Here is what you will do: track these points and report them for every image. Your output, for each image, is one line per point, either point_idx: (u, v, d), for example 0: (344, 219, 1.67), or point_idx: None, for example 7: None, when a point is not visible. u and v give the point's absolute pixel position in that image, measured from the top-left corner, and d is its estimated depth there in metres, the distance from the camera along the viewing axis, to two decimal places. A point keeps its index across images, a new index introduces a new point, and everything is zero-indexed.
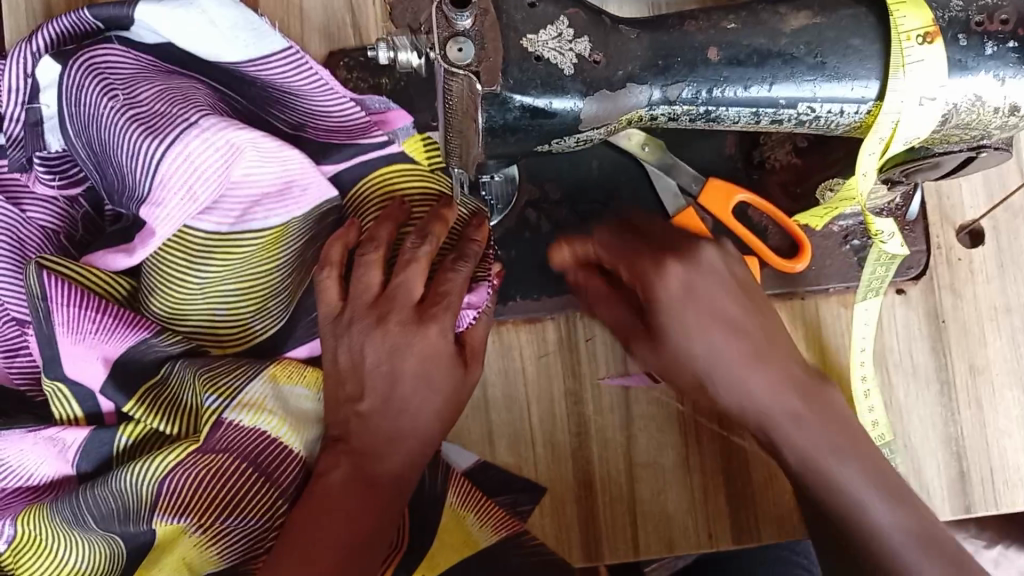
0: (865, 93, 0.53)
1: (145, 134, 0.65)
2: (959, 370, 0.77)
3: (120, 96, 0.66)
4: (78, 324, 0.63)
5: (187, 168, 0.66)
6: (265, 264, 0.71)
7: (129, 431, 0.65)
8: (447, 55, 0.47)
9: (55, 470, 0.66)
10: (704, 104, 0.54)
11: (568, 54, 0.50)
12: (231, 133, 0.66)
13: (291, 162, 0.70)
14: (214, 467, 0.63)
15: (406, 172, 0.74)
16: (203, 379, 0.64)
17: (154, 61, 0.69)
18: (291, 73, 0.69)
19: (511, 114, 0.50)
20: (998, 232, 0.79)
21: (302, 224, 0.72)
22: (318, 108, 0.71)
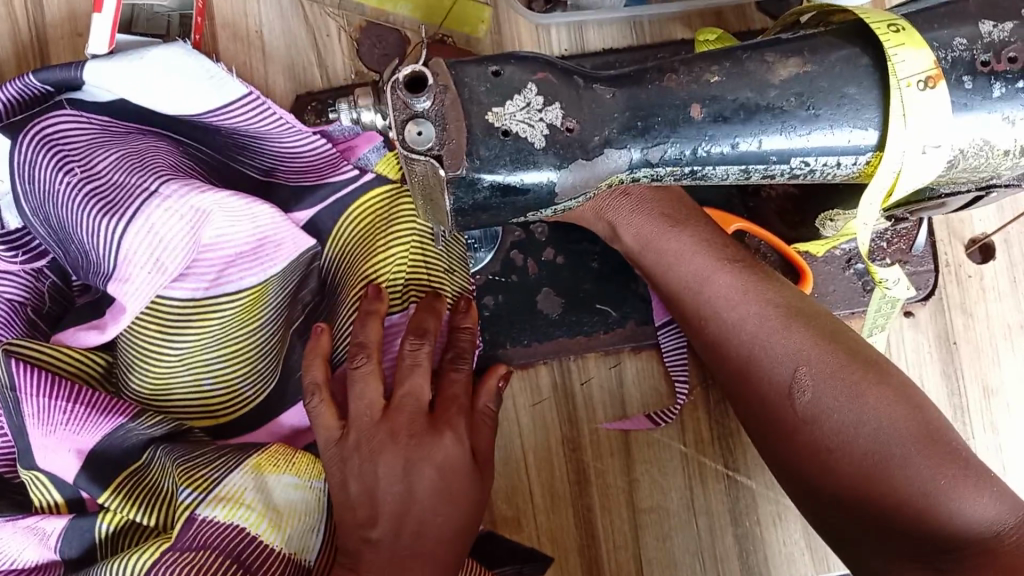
0: (862, 144, 0.49)
1: (105, 211, 0.61)
2: (973, 394, 0.74)
3: (77, 170, 0.61)
4: (49, 414, 0.63)
5: (152, 241, 0.62)
6: (245, 327, 0.68)
7: (108, 518, 0.65)
8: (405, 139, 0.44)
9: (39, 556, 0.65)
10: (689, 164, 0.50)
11: (538, 125, 0.46)
12: (196, 197, 0.62)
13: (262, 217, 0.65)
14: (197, 565, 0.61)
15: (386, 196, 0.70)
16: (180, 472, 0.64)
17: (108, 121, 0.63)
18: (253, 119, 0.64)
19: (481, 194, 0.47)
20: (1009, 246, 0.75)
21: (280, 280, 0.69)
22: (285, 150, 0.67)
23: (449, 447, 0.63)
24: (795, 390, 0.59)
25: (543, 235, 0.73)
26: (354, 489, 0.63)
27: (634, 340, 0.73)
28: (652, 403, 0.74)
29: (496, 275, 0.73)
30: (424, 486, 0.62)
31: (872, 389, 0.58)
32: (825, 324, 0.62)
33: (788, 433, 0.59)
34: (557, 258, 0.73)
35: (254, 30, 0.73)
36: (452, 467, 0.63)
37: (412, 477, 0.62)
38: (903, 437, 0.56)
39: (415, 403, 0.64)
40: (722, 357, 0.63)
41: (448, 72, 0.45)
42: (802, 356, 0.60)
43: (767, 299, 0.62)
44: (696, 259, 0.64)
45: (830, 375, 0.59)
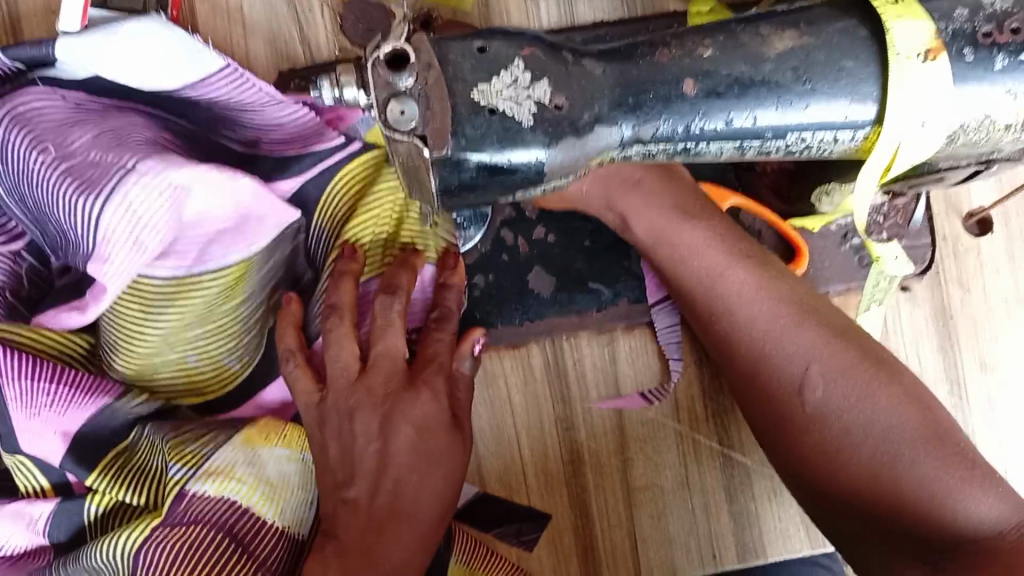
0: (860, 119, 0.47)
1: (81, 189, 0.60)
2: (969, 368, 0.73)
3: (51, 148, 0.60)
4: (33, 397, 0.61)
5: (132, 220, 0.60)
6: (230, 304, 0.66)
7: (96, 500, 0.64)
8: (386, 119, 0.42)
9: (29, 541, 0.64)
10: (682, 141, 0.48)
11: (526, 103, 0.45)
12: (173, 173, 0.60)
13: (243, 192, 0.62)
14: (189, 540, 0.61)
15: (369, 161, 0.68)
16: (169, 448, 0.63)
17: (81, 98, 0.63)
18: (234, 91, 0.63)
19: (467, 175, 0.45)
20: (1007, 219, 0.74)
21: (265, 254, 0.66)
22: (268, 121, 0.65)
23: (424, 406, 0.63)
24: (806, 387, 0.59)
25: (533, 212, 0.72)
26: (343, 468, 0.63)
27: (626, 318, 0.72)
28: (646, 380, 0.73)
29: (486, 253, 0.71)
30: (401, 443, 0.62)
31: (885, 390, 0.58)
32: (836, 320, 0.61)
33: (792, 425, 0.60)
34: (548, 236, 0.72)
35: (233, 3, 0.71)
36: (432, 424, 0.63)
37: (388, 431, 0.62)
38: (913, 437, 0.56)
39: (390, 362, 0.64)
40: (732, 351, 0.63)
41: (432, 49, 0.44)
42: (815, 354, 0.59)
43: (781, 294, 0.62)
44: (683, 232, 0.65)
45: (842, 374, 0.59)
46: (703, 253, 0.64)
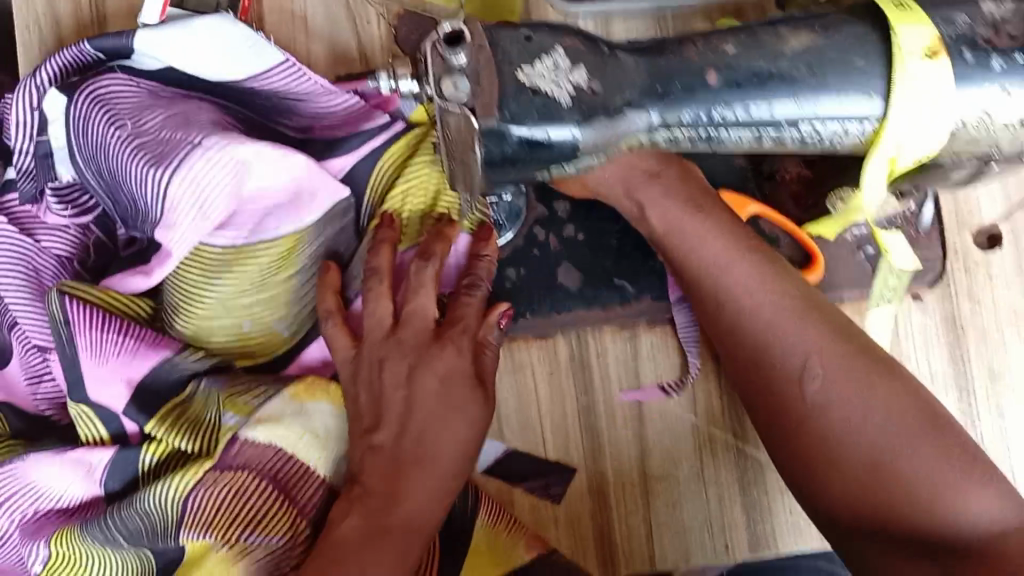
0: (868, 112, 0.52)
1: (152, 162, 0.67)
2: (978, 376, 0.76)
3: (127, 125, 0.68)
4: (102, 347, 0.67)
5: (195, 190, 0.67)
6: (282, 274, 0.72)
7: (152, 449, 0.69)
8: (443, 91, 0.48)
9: (85, 492, 0.70)
10: (704, 128, 0.53)
11: (565, 85, 0.50)
12: (236, 148, 0.67)
13: (297, 169, 0.70)
14: (234, 485, 0.67)
15: (414, 139, 0.75)
16: (223, 400, 0.69)
17: (157, 87, 0.70)
18: (291, 81, 0.70)
19: (509, 147, 0.50)
20: (1015, 236, 0.77)
21: (318, 229, 0.73)
22: (320, 108, 0.72)
23: (449, 359, 0.68)
24: (805, 378, 0.61)
25: (564, 212, 0.76)
26: (375, 434, 0.67)
27: (649, 314, 0.76)
28: (665, 372, 0.76)
29: (519, 248, 0.76)
30: (425, 393, 0.67)
31: (882, 382, 0.60)
32: (833, 315, 0.64)
33: (793, 418, 0.62)
34: (577, 234, 0.76)
35: (298, 14, 0.77)
36: (454, 375, 0.67)
37: (413, 384, 0.67)
38: (910, 428, 0.59)
39: (421, 319, 0.69)
40: (738, 348, 0.65)
41: (484, 34, 0.49)
42: (814, 348, 0.62)
43: (782, 291, 0.65)
44: (702, 225, 0.68)
45: (841, 368, 0.61)
46: (713, 245, 0.67)
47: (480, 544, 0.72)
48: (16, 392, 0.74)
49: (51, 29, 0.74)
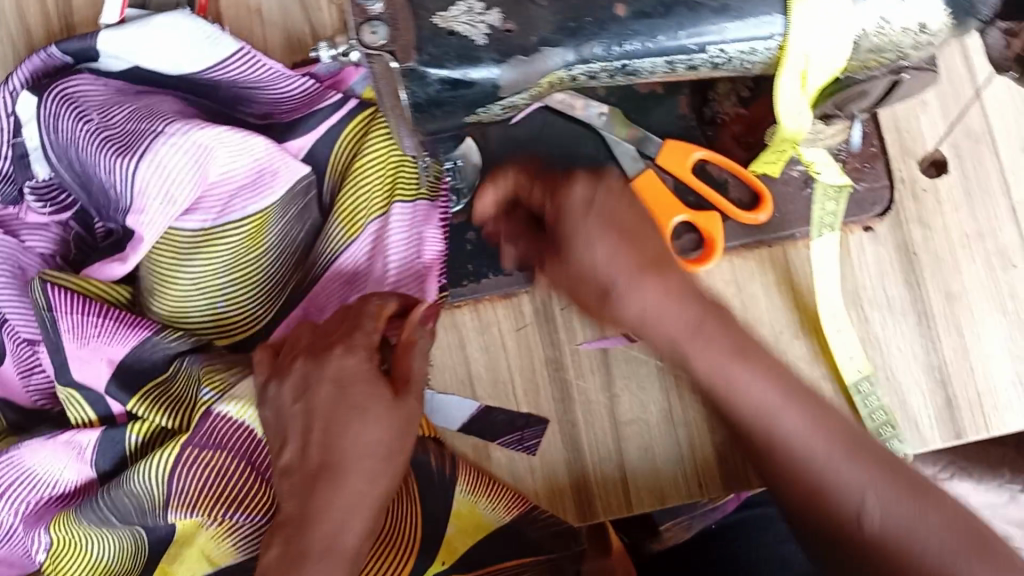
0: (771, 31, 0.55)
1: (118, 152, 0.71)
2: (936, 299, 0.78)
3: (94, 119, 0.72)
4: (83, 329, 0.70)
5: (162, 174, 0.71)
6: (251, 253, 0.75)
7: (136, 430, 0.72)
8: (362, 39, 0.51)
9: (78, 474, 0.73)
10: (618, 60, 0.56)
11: (480, 26, 0.53)
12: (196, 133, 0.71)
13: (258, 150, 0.74)
14: (214, 465, 0.69)
15: (369, 117, 0.77)
16: (203, 375, 0.70)
17: (122, 85, 0.75)
18: (246, 69, 0.74)
19: (432, 88, 0.53)
20: (960, 160, 0.79)
21: (282, 207, 0.75)
22: (277, 94, 0.76)
23: (345, 360, 0.65)
24: (863, 517, 0.58)
25: None
26: (292, 454, 0.65)
27: None
28: None
29: None
30: (321, 400, 0.64)
31: (932, 508, 0.57)
32: (819, 404, 0.61)
33: (835, 540, 0.59)
34: None
35: (253, 9, 0.81)
36: (347, 378, 0.64)
37: (309, 395, 0.65)
38: (961, 547, 0.56)
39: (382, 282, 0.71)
40: (774, 468, 0.61)
41: None
42: (868, 485, 0.58)
43: (777, 379, 0.61)
44: (709, 352, 0.60)
45: (896, 497, 0.58)
46: None
47: (461, 508, 0.76)
48: (10, 387, 0.77)
49: (23, 41, 0.79)
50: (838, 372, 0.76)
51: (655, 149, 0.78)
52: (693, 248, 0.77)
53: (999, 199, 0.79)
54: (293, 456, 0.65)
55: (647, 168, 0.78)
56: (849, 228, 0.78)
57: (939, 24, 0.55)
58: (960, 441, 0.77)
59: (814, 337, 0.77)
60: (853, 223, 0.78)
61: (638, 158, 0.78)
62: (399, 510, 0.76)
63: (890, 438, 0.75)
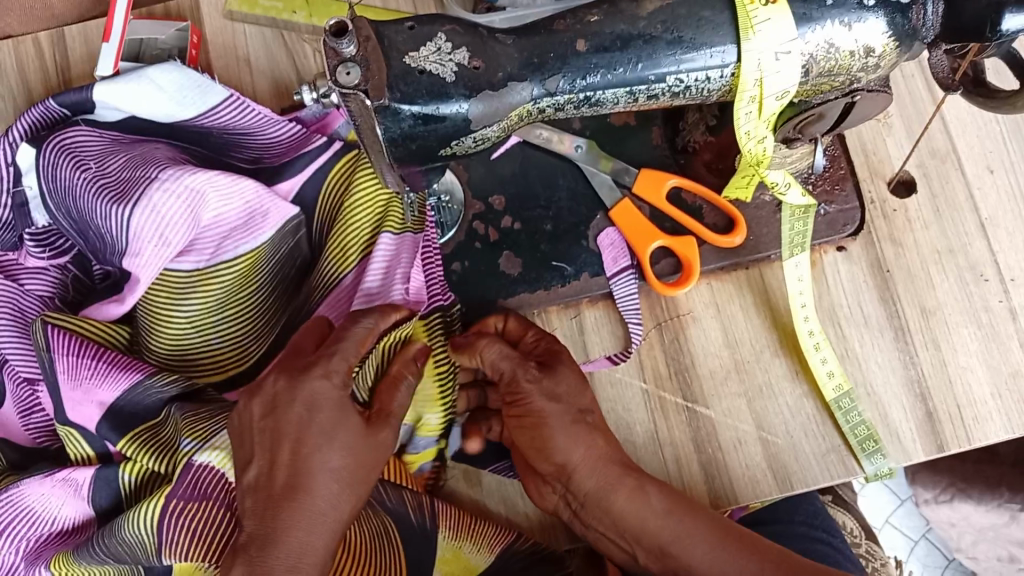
0: (724, 59, 0.58)
1: (112, 199, 0.72)
2: (912, 314, 0.79)
3: (91, 168, 0.74)
4: (77, 370, 0.71)
5: (156, 220, 0.72)
6: (242, 291, 0.77)
7: (129, 470, 0.72)
8: (336, 79, 0.54)
9: (76, 510, 0.74)
10: (582, 91, 0.60)
11: (448, 64, 0.56)
12: (188, 179, 0.73)
13: (248, 192, 0.76)
14: (201, 514, 0.69)
15: (357, 158, 0.79)
16: (184, 425, 0.70)
17: (118, 135, 0.78)
18: (236, 116, 0.78)
19: (405, 123, 0.56)
20: (928, 178, 0.83)
21: (272, 247, 0.78)
22: (266, 139, 0.80)
23: (321, 384, 0.64)
24: None
25: (500, 205, 0.81)
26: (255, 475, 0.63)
27: (588, 292, 0.80)
28: (611, 346, 0.81)
29: (462, 243, 0.81)
30: (293, 419, 0.63)
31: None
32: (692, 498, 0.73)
33: None
34: (514, 224, 0.81)
35: (243, 59, 0.86)
36: (321, 402, 0.63)
37: (278, 415, 0.63)
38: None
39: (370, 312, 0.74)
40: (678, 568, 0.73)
41: (371, 28, 0.56)
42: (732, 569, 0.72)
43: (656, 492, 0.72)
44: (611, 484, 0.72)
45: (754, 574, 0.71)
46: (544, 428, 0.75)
47: (446, 555, 0.74)
48: (10, 428, 0.79)
49: None
50: (818, 389, 0.78)
51: (630, 178, 0.81)
52: (672, 272, 0.80)
53: (966, 215, 0.82)
54: (261, 477, 0.63)
55: (623, 197, 0.81)
56: (823, 249, 0.81)
57: (883, 46, 0.57)
58: (942, 454, 0.78)
59: (793, 354, 0.79)
60: (826, 243, 0.81)
61: (614, 188, 0.81)
62: (383, 553, 0.72)
63: (873, 452, 0.76)
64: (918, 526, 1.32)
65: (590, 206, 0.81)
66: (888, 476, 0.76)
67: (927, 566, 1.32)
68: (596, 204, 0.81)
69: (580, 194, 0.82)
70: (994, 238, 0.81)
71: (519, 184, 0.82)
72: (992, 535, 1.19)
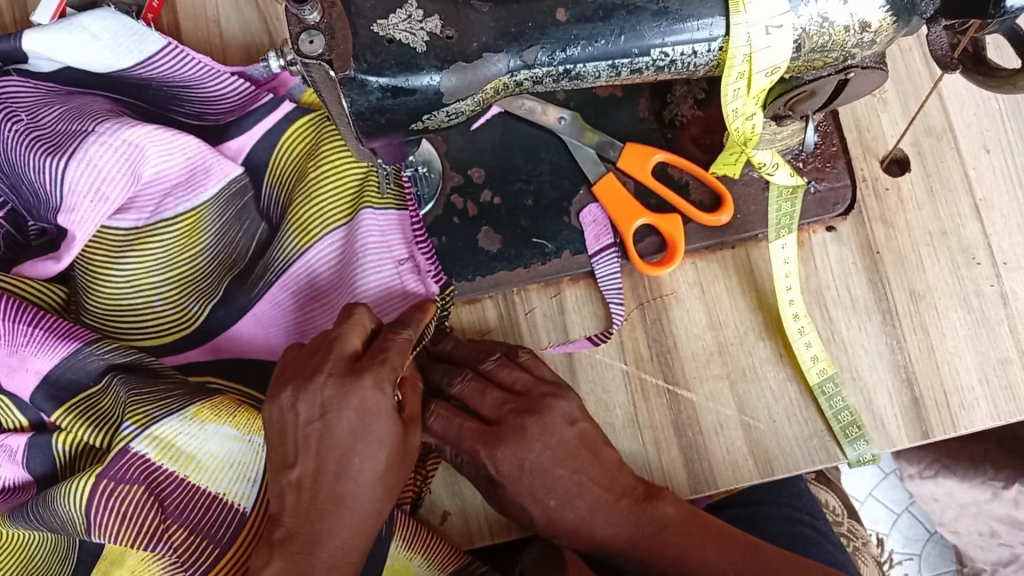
0: (711, 31, 0.55)
1: (45, 152, 0.69)
2: (900, 297, 0.77)
3: (23, 119, 0.71)
4: (14, 333, 0.66)
5: (94, 173, 0.69)
6: (186, 252, 0.73)
7: (62, 439, 0.68)
8: (299, 49, 0.51)
9: (15, 474, 0.70)
10: (561, 64, 0.56)
11: (419, 33, 0.53)
12: (126, 132, 0.70)
13: (189, 148, 0.72)
14: (132, 499, 0.65)
15: (311, 123, 0.76)
16: (128, 406, 0.66)
17: (53, 87, 0.74)
18: (177, 66, 0.74)
19: (373, 96, 0.53)
20: (922, 158, 0.80)
21: (216, 207, 0.74)
22: (209, 94, 0.75)
23: (369, 394, 0.60)
24: None
25: (479, 179, 0.78)
26: (300, 474, 0.62)
27: (568, 271, 0.77)
28: (593, 326, 0.78)
29: (439, 217, 0.77)
30: (342, 425, 0.60)
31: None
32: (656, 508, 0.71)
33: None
34: (494, 199, 0.78)
35: (213, 20, 0.82)
36: (373, 411, 0.61)
37: (330, 419, 0.60)
38: None
39: None
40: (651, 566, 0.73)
41: None
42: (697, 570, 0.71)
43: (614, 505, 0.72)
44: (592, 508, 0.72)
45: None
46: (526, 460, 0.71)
47: (396, 565, 0.70)
48: None
49: None
50: (802, 373, 0.76)
51: (615, 152, 0.78)
52: (656, 251, 0.78)
53: (960, 196, 0.79)
54: (295, 482, 0.62)
55: (607, 171, 0.78)
56: (812, 229, 0.79)
57: (880, 21, 0.54)
58: (927, 440, 0.76)
59: (778, 336, 0.77)
60: (815, 223, 0.78)
61: (598, 162, 0.78)
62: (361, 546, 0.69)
63: (856, 437, 0.75)
64: (901, 499, 1.31)
65: (573, 181, 0.78)
66: (871, 462, 0.75)
67: (908, 538, 1.31)
68: (578, 179, 0.78)
69: (563, 168, 0.79)
70: (988, 220, 0.79)
71: (499, 156, 0.79)
72: (974, 512, 1.19)
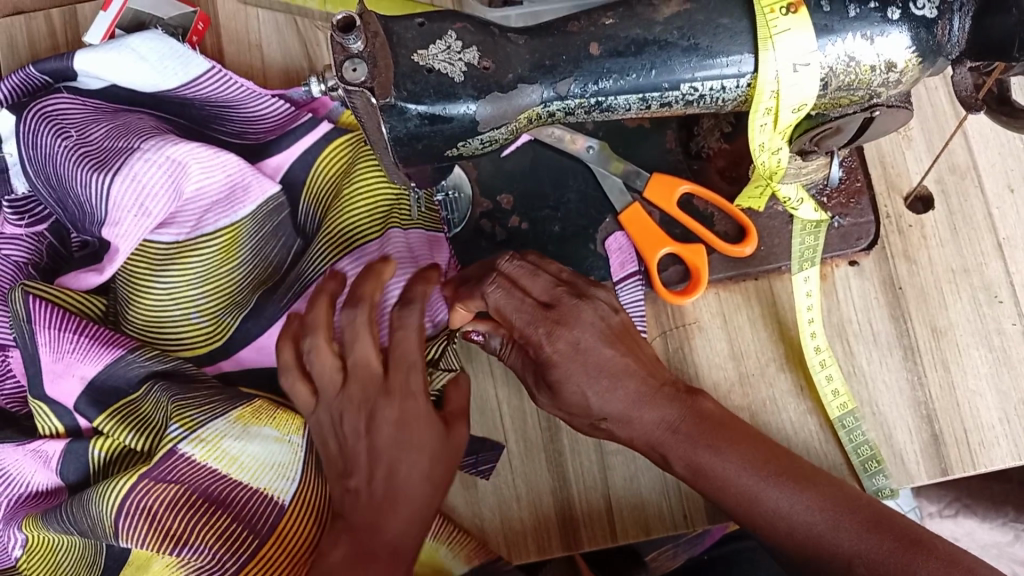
0: (740, 68, 0.57)
1: (93, 168, 0.72)
2: (922, 333, 0.78)
3: (73, 135, 0.73)
4: (59, 342, 0.69)
5: (137, 189, 0.72)
6: (224, 266, 0.75)
7: (101, 445, 0.71)
8: (343, 76, 0.52)
9: (47, 479, 0.72)
10: (594, 96, 0.58)
11: (457, 63, 0.55)
12: (170, 149, 0.72)
13: (229, 166, 0.75)
14: (168, 500, 0.67)
15: (347, 144, 0.78)
16: (173, 408, 0.68)
17: (101, 104, 0.76)
18: (220, 86, 0.77)
19: (411, 122, 0.55)
20: (946, 195, 0.81)
21: (253, 223, 0.76)
22: (250, 114, 0.78)
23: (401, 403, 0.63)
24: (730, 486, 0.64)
25: (508, 204, 0.80)
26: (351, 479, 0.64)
27: None
28: None
29: (467, 241, 0.79)
30: (380, 429, 0.63)
31: (807, 485, 0.63)
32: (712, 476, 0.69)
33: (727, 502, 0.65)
34: (522, 224, 0.80)
35: (255, 45, 0.85)
36: (411, 418, 0.63)
37: (371, 431, 0.63)
38: (841, 522, 0.62)
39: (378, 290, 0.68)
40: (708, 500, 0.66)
41: (380, 23, 0.54)
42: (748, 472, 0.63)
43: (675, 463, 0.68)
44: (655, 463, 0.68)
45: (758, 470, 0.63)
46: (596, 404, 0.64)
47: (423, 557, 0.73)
48: None
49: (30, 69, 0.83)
50: (822, 407, 0.77)
51: (642, 183, 0.79)
52: (679, 280, 0.79)
53: (985, 235, 0.80)
54: (346, 488, 0.64)
55: (633, 201, 0.79)
56: (834, 262, 0.80)
57: (906, 62, 0.56)
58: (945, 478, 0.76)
59: (799, 368, 0.78)
60: (838, 257, 0.79)
61: (624, 192, 0.79)
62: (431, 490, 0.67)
63: (875, 471, 0.75)
64: None
65: (599, 209, 0.80)
66: (890, 497, 0.75)
67: None
68: (605, 206, 0.80)
69: (590, 196, 0.80)
70: (1010, 259, 0.79)
71: (528, 182, 0.80)
72: (995, 553, 1.15)
